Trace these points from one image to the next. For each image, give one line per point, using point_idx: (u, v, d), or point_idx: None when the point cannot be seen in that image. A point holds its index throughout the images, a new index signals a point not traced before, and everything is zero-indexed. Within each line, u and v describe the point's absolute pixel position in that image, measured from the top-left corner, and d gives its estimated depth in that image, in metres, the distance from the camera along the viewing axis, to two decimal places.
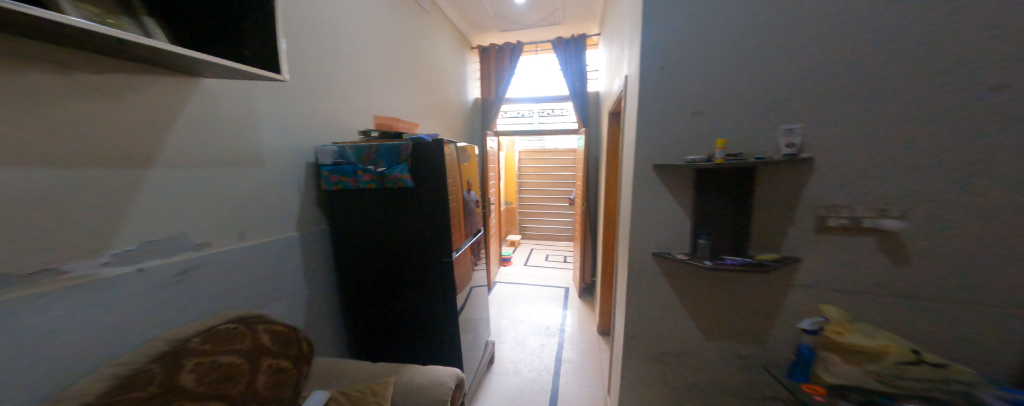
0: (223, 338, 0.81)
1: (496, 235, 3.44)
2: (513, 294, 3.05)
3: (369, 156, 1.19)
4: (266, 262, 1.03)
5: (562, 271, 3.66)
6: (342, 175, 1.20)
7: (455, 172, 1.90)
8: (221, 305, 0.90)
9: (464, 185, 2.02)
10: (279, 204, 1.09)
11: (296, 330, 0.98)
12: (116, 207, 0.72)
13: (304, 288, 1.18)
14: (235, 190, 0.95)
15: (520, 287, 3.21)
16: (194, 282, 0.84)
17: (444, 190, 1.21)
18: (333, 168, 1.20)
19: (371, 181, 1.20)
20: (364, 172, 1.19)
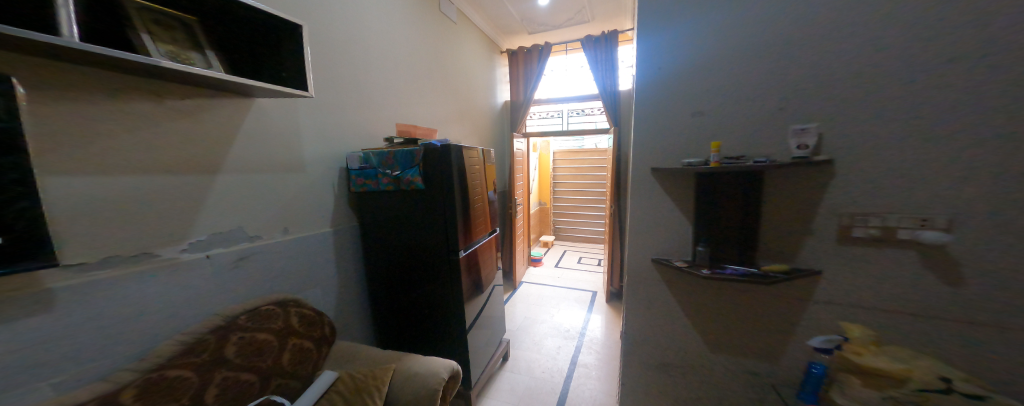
0: (263, 317, 0.93)
1: (523, 235, 3.49)
2: (535, 295, 3.06)
3: (388, 161, 1.32)
4: (308, 253, 1.17)
5: (590, 274, 3.61)
6: (366, 179, 1.34)
7: (482, 175, 1.98)
8: (269, 289, 1.02)
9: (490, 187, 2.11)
10: (325, 202, 1.25)
11: (322, 314, 1.11)
12: (190, 201, 0.82)
13: (338, 278, 1.33)
14: (292, 190, 1.10)
15: (546, 288, 3.22)
16: (262, 268, 0.99)
17: (453, 192, 1.34)
18: (358, 171, 1.33)
19: (390, 183, 1.33)
20: (383, 175, 1.32)
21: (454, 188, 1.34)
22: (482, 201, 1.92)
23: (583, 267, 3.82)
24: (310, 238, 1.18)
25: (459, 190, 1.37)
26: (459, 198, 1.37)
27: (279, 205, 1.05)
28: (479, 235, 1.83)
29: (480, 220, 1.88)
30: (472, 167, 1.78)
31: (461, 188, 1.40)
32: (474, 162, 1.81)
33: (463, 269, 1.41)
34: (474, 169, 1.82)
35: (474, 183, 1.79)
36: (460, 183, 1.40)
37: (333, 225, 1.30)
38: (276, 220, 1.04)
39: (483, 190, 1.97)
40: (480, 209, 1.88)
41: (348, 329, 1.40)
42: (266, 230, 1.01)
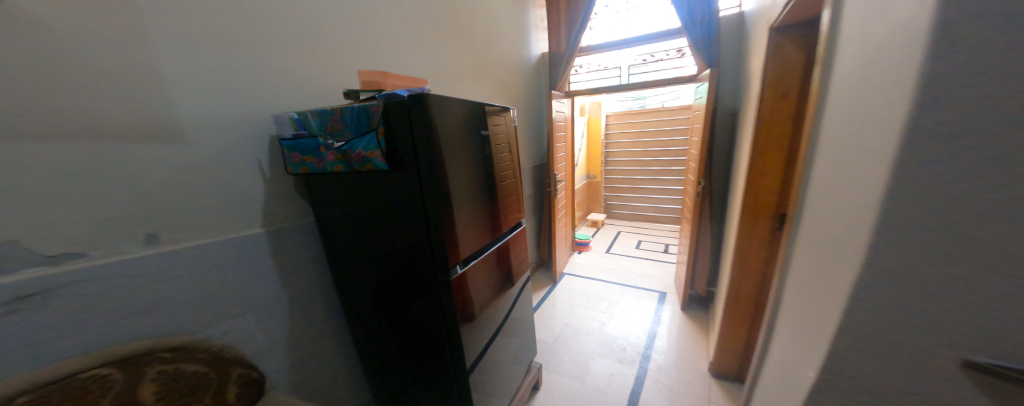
0: (69, 396, 0.53)
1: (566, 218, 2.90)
2: (581, 291, 2.52)
3: (335, 125, 0.83)
4: (215, 268, 0.78)
5: (653, 264, 2.92)
6: (307, 155, 0.87)
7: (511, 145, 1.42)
8: (121, 335, 0.64)
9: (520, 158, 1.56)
10: (248, 191, 0.85)
11: (224, 368, 0.71)
12: None
13: (287, 294, 0.94)
14: (170, 175, 0.70)
15: (595, 282, 2.64)
16: (93, 307, 0.61)
17: (436, 173, 0.84)
18: (296, 143, 0.86)
19: (340, 160, 0.85)
20: (327, 148, 0.84)
21: (437, 164, 0.84)
22: (512, 181, 1.38)
23: (643, 254, 3.15)
24: (220, 246, 0.79)
25: (446, 168, 0.88)
26: (446, 181, 0.87)
27: (138, 201, 0.66)
28: (507, 229, 1.31)
29: (512, 209, 1.35)
30: (495, 132, 1.22)
31: (451, 164, 0.90)
32: (496, 125, 1.24)
33: (457, 285, 0.94)
34: (500, 138, 1.27)
35: (498, 158, 1.23)
36: (450, 157, 0.90)
37: (267, 224, 0.90)
38: (138, 224, 0.66)
39: (513, 168, 1.42)
40: (509, 194, 1.34)
41: (320, 357, 1.04)
42: (113, 242, 0.63)
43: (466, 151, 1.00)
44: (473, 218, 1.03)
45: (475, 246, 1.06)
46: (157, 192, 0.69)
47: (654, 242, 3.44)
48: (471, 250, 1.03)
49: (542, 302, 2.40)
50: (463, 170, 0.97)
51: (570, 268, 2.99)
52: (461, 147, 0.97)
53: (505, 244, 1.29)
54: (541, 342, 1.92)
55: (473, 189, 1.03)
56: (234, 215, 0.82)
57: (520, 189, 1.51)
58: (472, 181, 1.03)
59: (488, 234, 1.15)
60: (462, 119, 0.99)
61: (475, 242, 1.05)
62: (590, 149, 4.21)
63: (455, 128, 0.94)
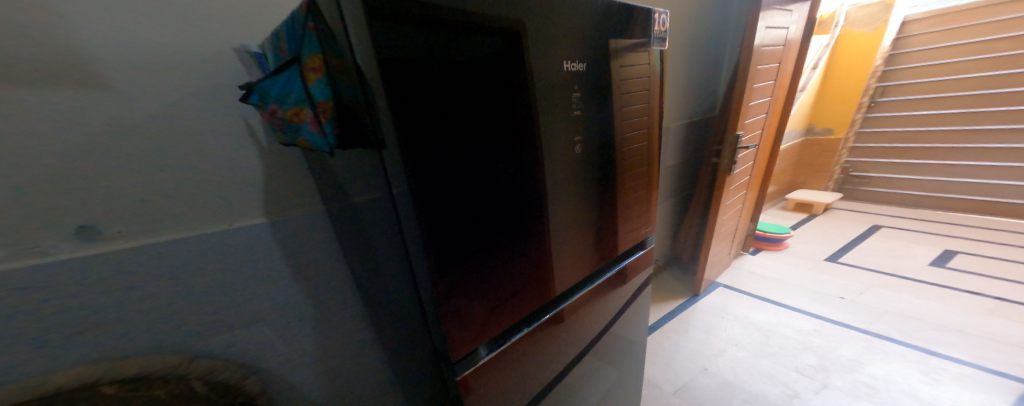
0: None
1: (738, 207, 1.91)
2: (739, 322, 1.62)
3: (315, 62, 0.50)
4: (197, 275, 0.60)
5: (894, 314, 1.69)
6: (295, 106, 0.54)
7: (629, 112, 0.86)
8: (69, 355, 0.51)
9: (649, 123, 0.95)
10: (235, 171, 0.63)
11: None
12: None
13: (304, 305, 0.73)
14: (105, 149, 0.51)
15: (761, 312, 1.70)
16: (23, 321, 0.47)
17: (415, 156, 0.49)
18: (273, 87, 0.54)
19: (332, 119, 0.52)
20: (321, 98, 0.52)
21: (407, 141, 0.48)
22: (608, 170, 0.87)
23: (910, 275, 2.08)
24: (194, 243, 0.59)
25: (431, 148, 0.51)
26: (426, 171, 0.51)
27: (60, 183, 0.48)
28: (582, 241, 0.86)
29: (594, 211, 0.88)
30: (580, 88, 0.73)
31: (444, 141, 0.52)
32: (586, 73, 0.73)
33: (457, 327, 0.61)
34: (590, 98, 0.77)
35: (574, 132, 0.75)
36: (442, 129, 0.52)
37: (270, 214, 0.67)
38: (73, 217, 0.50)
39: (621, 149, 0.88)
40: (594, 186, 0.85)
41: (355, 372, 0.85)
42: (27, 239, 0.47)
43: (490, 120, 0.59)
44: (500, 218, 0.65)
45: (504, 268, 0.68)
46: (90, 172, 0.50)
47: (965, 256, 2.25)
48: (495, 275, 0.67)
49: (665, 322, 1.64)
50: (478, 150, 0.58)
51: (726, 278, 2.03)
52: (480, 112, 0.57)
53: (575, 263, 0.86)
54: (648, 379, 1.29)
55: (501, 182, 0.64)
56: (216, 203, 0.62)
57: (633, 181, 0.95)
58: (499, 170, 0.63)
59: (537, 250, 0.75)
60: (490, 61, 0.56)
61: (504, 264, 0.68)
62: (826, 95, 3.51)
63: (465, 76, 0.53)
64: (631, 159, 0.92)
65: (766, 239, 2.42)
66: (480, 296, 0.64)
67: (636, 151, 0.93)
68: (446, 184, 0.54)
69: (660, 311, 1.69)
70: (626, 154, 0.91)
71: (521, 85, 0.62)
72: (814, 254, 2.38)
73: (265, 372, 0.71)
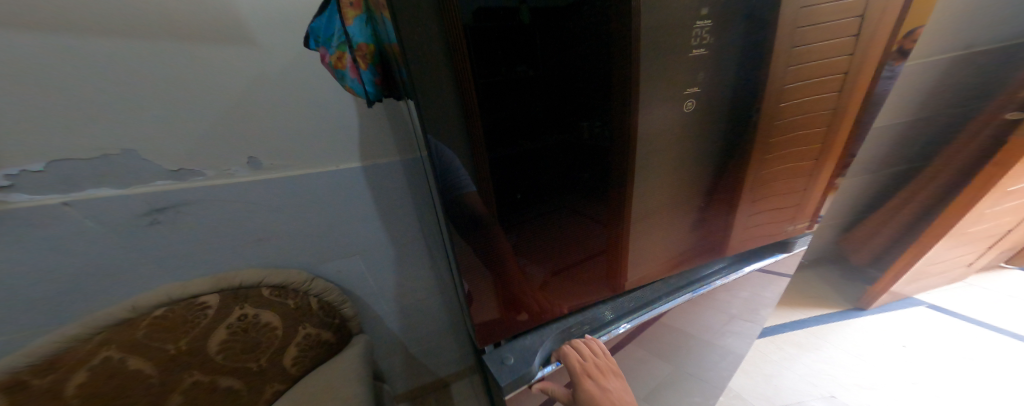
0: (174, 323, 0.70)
1: None
2: (932, 360, 1.06)
3: (354, 4, 0.55)
4: (320, 206, 0.77)
5: None
6: (338, 50, 0.62)
7: (795, 58, 0.54)
8: (257, 248, 0.75)
9: (851, 76, 0.58)
10: (338, 120, 0.73)
11: (297, 319, 0.81)
12: (90, 132, 0.59)
13: (395, 241, 0.87)
14: (252, 97, 0.66)
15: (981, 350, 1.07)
16: (230, 221, 0.71)
17: (421, 105, 0.45)
18: (323, 27, 0.61)
19: (371, 64, 0.60)
20: (359, 42, 0.58)
21: (432, 106, 0.45)
22: (730, 144, 0.60)
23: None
24: (313, 176, 0.74)
25: (459, 112, 0.46)
26: (453, 137, 0.47)
27: (233, 124, 0.66)
28: (668, 231, 0.67)
29: (697, 195, 0.65)
30: (699, 21, 0.49)
31: (471, 105, 0.46)
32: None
33: (487, 297, 0.61)
34: (723, 35, 0.51)
35: (679, 86, 0.52)
36: (472, 89, 0.45)
37: (364, 158, 0.77)
38: (240, 149, 0.68)
39: (763, 114, 0.58)
40: (702, 163, 0.61)
41: (428, 304, 1.01)
42: (223, 163, 0.67)
43: (533, 80, 0.47)
44: (546, 191, 0.56)
45: (552, 249, 0.62)
46: (245, 120, 0.67)
47: None
48: (540, 255, 0.61)
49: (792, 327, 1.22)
50: (519, 118, 0.49)
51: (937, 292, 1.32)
52: (525, 55, 0.46)
53: (655, 255, 0.70)
54: (731, 387, 1.08)
55: (552, 155, 0.53)
56: (324, 146, 0.74)
57: (778, 161, 0.65)
58: (549, 138, 0.52)
59: (599, 235, 0.63)
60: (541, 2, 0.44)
61: (553, 246, 0.61)
62: None
63: (502, 26, 0.44)
64: (783, 128, 0.61)
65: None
66: (517, 272, 0.61)
67: (798, 118, 0.60)
68: (478, 154, 0.49)
69: (789, 316, 1.25)
70: (775, 124, 0.60)
71: (589, 23, 0.46)
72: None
73: (361, 293, 0.91)
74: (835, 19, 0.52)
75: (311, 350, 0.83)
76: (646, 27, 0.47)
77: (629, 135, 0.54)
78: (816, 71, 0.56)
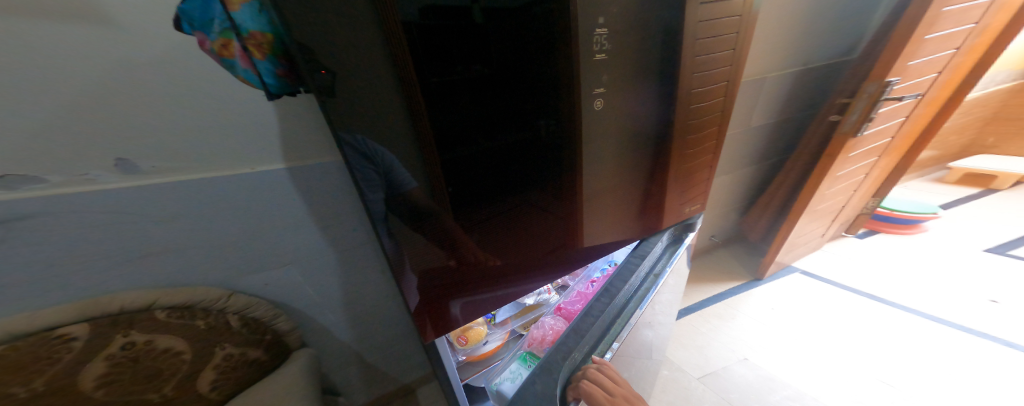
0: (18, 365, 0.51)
1: (854, 176, 1.48)
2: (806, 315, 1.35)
3: None
4: (232, 213, 0.65)
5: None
6: (220, 37, 0.51)
7: (696, 66, 0.66)
8: (136, 271, 0.60)
9: (728, 83, 0.73)
10: (248, 116, 0.61)
11: (212, 338, 0.66)
12: None
13: (331, 246, 0.77)
14: (123, 91, 0.51)
15: (835, 299, 1.42)
16: (95, 234, 0.56)
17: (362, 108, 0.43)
18: (195, 10, 0.49)
19: (270, 54, 0.51)
20: (253, 28, 0.48)
21: (347, 106, 0.41)
22: (656, 140, 0.70)
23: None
24: (221, 180, 0.62)
25: (392, 108, 0.44)
26: (382, 135, 0.45)
27: (87, 121, 0.51)
28: (613, 221, 0.74)
29: (636, 186, 0.73)
30: (622, 35, 0.57)
31: (419, 105, 0.46)
32: (636, 12, 0.56)
33: (442, 297, 0.60)
34: (640, 45, 0.59)
35: (609, 91, 0.60)
36: (411, 85, 0.44)
37: (288, 157, 0.67)
38: (105, 149, 0.53)
39: (679, 115, 0.70)
40: (637, 157, 0.69)
41: (379, 312, 0.92)
42: (75, 165, 0.52)
43: (487, 77, 0.50)
44: (502, 189, 0.57)
45: (507, 244, 0.63)
46: (112, 116, 0.52)
47: None
48: (494, 250, 0.62)
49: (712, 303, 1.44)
50: (467, 116, 0.50)
51: (805, 260, 1.68)
52: (472, 58, 0.47)
53: (601, 245, 0.76)
54: (671, 361, 1.20)
55: (503, 153, 0.55)
56: (233, 146, 0.61)
57: (690, 156, 0.77)
58: (503, 138, 0.54)
59: (552, 228, 0.67)
60: (486, 4, 0.46)
61: (509, 242, 0.63)
62: None
63: (442, 23, 0.44)
64: (692, 127, 0.73)
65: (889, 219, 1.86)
66: (472, 270, 0.61)
67: (699, 118, 0.73)
68: (421, 151, 0.48)
69: (709, 291, 1.49)
70: (690, 121, 0.72)
71: (528, 31, 0.50)
72: (968, 240, 1.72)
73: (293, 309, 0.79)
74: (717, 36, 0.66)
75: (233, 374, 0.69)
76: (577, 37, 0.53)
77: (572, 134, 0.60)
78: (707, 77, 0.69)
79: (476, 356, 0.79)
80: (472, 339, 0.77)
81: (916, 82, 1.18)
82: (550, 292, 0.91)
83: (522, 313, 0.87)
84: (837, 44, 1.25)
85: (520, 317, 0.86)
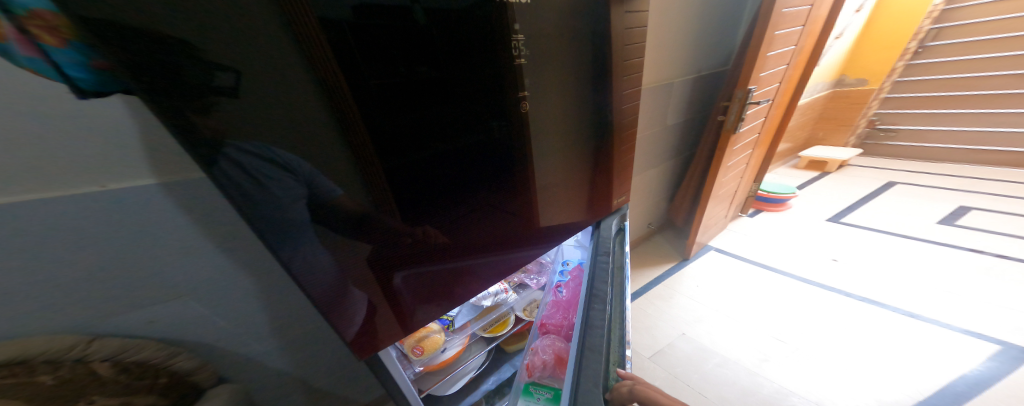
0: None
1: (741, 170, 1.79)
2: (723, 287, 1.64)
3: None
4: (71, 248, 0.49)
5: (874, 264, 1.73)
6: None
7: (624, 70, 0.74)
8: None
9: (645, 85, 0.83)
10: (89, 121, 0.45)
11: (73, 390, 0.48)
12: None
13: (233, 271, 0.62)
14: None
15: (744, 270, 1.75)
16: None
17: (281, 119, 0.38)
18: None
19: (70, 37, 0.33)
20: (33, 4, 0.31)
21: (248, 108, 0.36)
22: (596, 141, 0.77)
23: (928, 235, 1.91)
24: (45, 206, 0.45)
25: (314, 112, 0.40)
26: (298, 141, 0.40)
27: None
28: (565, 220, 0.75)
29: (580, 187, 0.77)
30: (556, 48, 0.62)
31: (354, 109, 0.42)
32: (568, 21, 0.62)
33: (392, 308, 0.57)
34: (573, 53, 0.65)
35: (547, 96, 0.64)
36: (341, 87, 0.41)
37: (158, 171, 0.51)
38: None
39: (614, 117, 0.77)
40: (576, 159, 0.74)
41: (319, 335, 0.79)
42: None
43: (433, 79, 0.48)
44: (458, 191, 0.57)
45: (455, 250, 0.61)
46: None
47: (984, 211, 2.08)
48: (442, 257, 0.60)
49: (653, 288, 1.66)
50: (415, 120, 0.48)
51: (720, 239, 2.02)
52: (417, 60, 0.46)
53: (553, 240, 0.79)
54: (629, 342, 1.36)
55: (457, 156, 0.54)
56: (62, 161, 0.45)
57: (627, 153, 0.86)
58: (455, 142, 0.53)
59: (510, 228, 0.68)
60: (427, 5, 0.45)
61: (467, 244, 0.62)
62: (868, 47, 3.00)
63: (378, 23, 0.42)
64: (627, 126, 0.82)
65: (768, 200, 2.31)
66: (425, 277, 0.59)
67: (630, 119, 0.82)
68: (353, 157, 0.45)
69: (650, 276, 1.73)
70: (621, 121, 0.79)
71: (468, 36, 0.50)
72: (816, 213, 2.24)
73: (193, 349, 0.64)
74: (636, 44, 0.75)
75: None
76: (519, 45, 0.56)
77: (520, 137, 0.62)
78: (632, 83, 0.79)
79: (435, 364, 0.78)
80: (428, 349, 0.74)
81: (767, 90, 1.46)
82: (507, 291, 0.89)
83: (481, 315, 0.85)
84: (719, 57, 1.44)
85: (478, 320, 0.84)
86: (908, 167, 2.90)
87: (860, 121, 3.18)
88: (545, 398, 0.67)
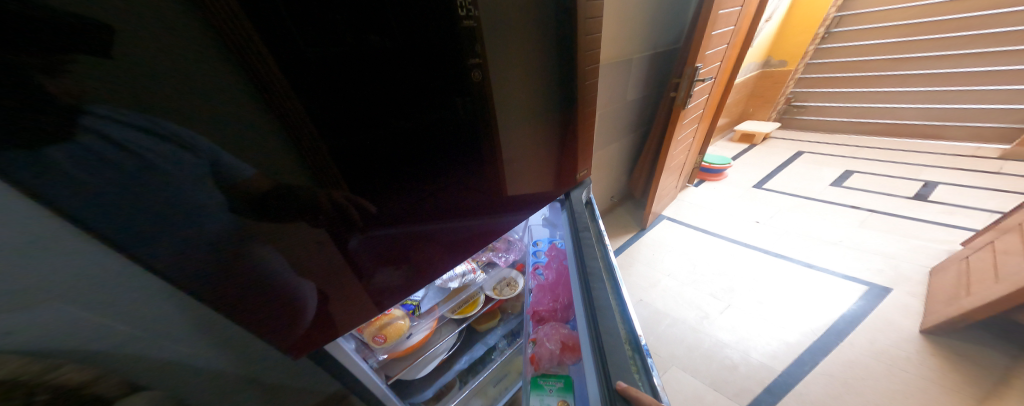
0: None
1: (688, 145, 1.94)
2: (673, 253, 1.81)
3: None
4: None
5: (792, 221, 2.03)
6: None
7: (589, 42, 0.74)
8: None
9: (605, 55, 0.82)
10: None
11: None
12: None
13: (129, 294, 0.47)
14: None
15: (691, 235, 1.95)
16: None
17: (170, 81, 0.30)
18: None
19: None
20: None
21: (113, 71, 0.27)
22: (558, 115, 0.75)
23: (825, 196, 2.27)
24: None
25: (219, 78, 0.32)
26: (195, 112, 0.32)
27: None
28: (531, 197, 0.72)
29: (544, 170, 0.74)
30: (515, 16, 0.58)
31: (274, 74, 0.35)
32: None
33: (341, 303, 0.51)
34: (531, 23, 0.61)
35: (506, 69, 0.60)
36: (255, 45, 0.33)
37: None
38: None
39: (579, 91, 0.76)
40: (538, 141, 0.72)
41: None
42: None
43: (382, 44, 0.42)
44: (412, 173, 0.51)
45: (407, 239, 0.55)
46: None
47: (866, 173, 2.54)
48: (398, 245, 0.55)
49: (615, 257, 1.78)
50: (359, 91, 0.41)
51: (670, 208, 2.21)
52: (355, 18, 0.38)
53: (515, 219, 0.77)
54: None
55: (410, 134, 0.49)
56: None
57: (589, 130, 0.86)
58: (408, 118, 0.47)
59: (472, 211, 0.64)
60: None
61: (426, 230, 0.57)
62: (789, 32, 3.39)
63: None
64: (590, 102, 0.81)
65: (709, 170, 2.56)
66: (379, 268, 0.53)
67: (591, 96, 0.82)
68: (277, 135, 0.37)
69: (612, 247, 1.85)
70: (585, 96, 0.79)
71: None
72: (746, 182, 2.54)
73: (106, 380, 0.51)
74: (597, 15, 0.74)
75: None
76: (474, 10, 0.51)
77: (478, 114, 0.58)
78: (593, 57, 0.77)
79: (401, 351, 0.73)
80: (391, 336, 0.70)
81: (710, 67, 1.57)
82: (474, 271, 0.87)
83: (448, 297, 0.82)
84: (670, 34, 1.51)
85: (447, 302, 0.81)
86: (815, 138, 3.43)
87: (780, 99, 3.64)
88: (557, 389, 0.62)
